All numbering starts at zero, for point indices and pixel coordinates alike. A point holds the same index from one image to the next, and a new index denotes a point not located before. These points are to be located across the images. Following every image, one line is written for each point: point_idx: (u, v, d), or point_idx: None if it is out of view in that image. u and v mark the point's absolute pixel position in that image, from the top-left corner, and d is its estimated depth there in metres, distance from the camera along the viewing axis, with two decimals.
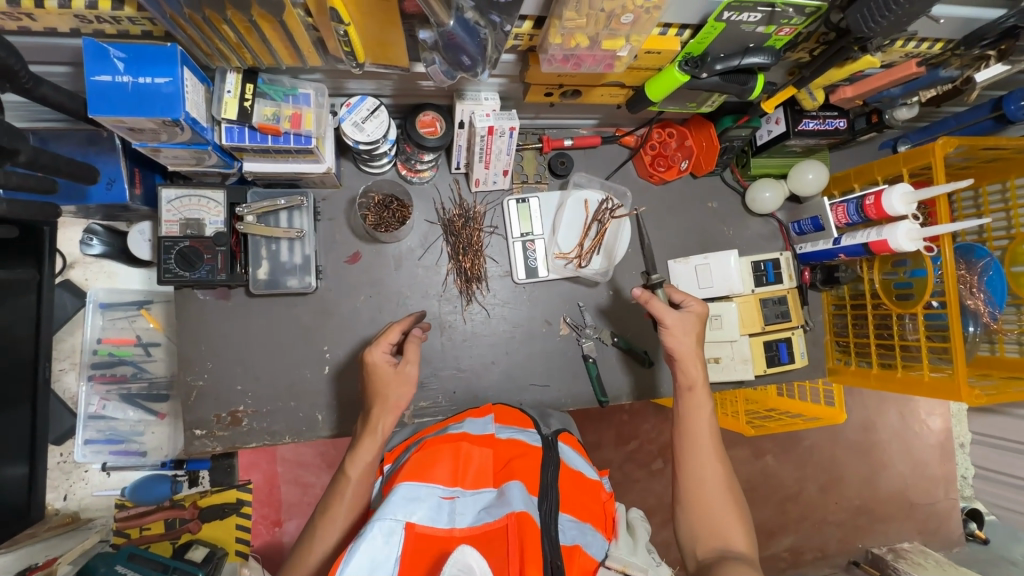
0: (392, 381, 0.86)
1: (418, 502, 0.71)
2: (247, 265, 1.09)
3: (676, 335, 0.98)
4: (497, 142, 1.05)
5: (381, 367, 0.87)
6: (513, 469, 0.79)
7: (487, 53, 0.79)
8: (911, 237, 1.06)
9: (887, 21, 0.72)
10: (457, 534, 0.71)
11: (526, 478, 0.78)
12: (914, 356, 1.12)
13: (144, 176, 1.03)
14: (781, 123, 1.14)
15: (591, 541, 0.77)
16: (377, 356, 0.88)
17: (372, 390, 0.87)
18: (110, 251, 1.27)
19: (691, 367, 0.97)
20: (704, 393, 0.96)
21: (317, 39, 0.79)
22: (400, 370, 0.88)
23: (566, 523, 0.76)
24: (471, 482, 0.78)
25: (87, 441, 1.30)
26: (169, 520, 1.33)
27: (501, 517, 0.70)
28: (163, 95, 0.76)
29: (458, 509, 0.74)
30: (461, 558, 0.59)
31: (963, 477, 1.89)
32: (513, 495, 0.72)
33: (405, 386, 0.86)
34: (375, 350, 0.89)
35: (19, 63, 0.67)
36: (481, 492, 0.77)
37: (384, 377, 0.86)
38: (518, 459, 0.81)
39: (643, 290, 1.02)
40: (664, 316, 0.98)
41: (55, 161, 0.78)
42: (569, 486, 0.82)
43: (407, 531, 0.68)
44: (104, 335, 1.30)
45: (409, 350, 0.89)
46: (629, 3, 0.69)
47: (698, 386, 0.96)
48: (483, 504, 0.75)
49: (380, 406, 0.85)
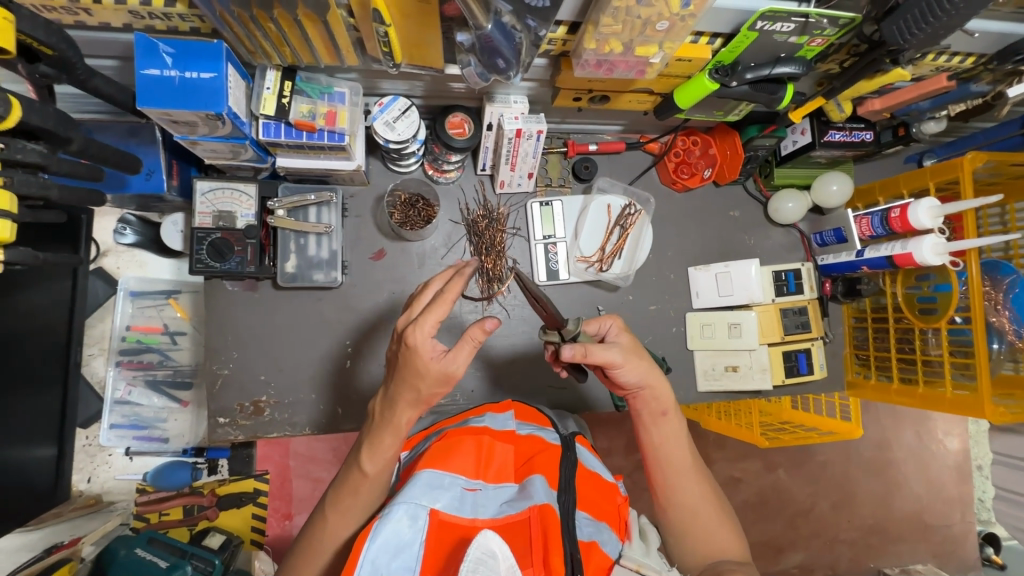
0: (430, 375, 0.73)
1: (441, 490, 0.72)
2: (275, 258, 1.11)
3: (631, 371, 0.83)
4: (524, 144, 1.06)
5: (422, 356, 0.72)
6: (534, 464, 0.81)
7: (521, 57, 0.81)
8: (936, 251, 1.05)
9: (923, 34, 0.72)
10: (480, 523, 0.71)
11: (547, 473, 0.79)
12: (936, 372, 1.11)
13: (181, 168, 1.06)
14: (807, 133, 1.14)
15: (608, 538, 0.77)
16: (420, 342, 0.72)
17: (402, 373, 0.75)
18: (142, 241, 1.30)
19: (660, 391, 0.86)
20: (676, 416, 0.88)
21: (356, 39, 0.82)
22: (444, 367, 0.73)
23: (583, 519, 0.77)
24: (492, 476, 0.80)
25: (112, 425, 1.34)
26: (187, 506, 1.36)
27: (524, 510, 0.72)
28: (207, 90, 0.79)
29: (480, 501, 0.75)
30: (484, 542, 0.59)
31: (981, 500, 1.89)
32: (536, 488, 0.74)
33: (440, 384, 0.74)
34: (419, 332, 0.72)
35: (77, 55, 0.70)
36: (502, 486, 0.79)
37: (421, 370, 0.73)
38: (539, 456, 0.83)
39: (574, 346, 0.80)
40: (608, 359, 0.81)
41: (103, 151, 0.81)
42: (586, 485, 0.83)
43: (431, 517, 0.70)
44: (132, 323, 1.33)
45: (460, 348, 0.74)
46: (666, 10, 0.70)
47: (670, 410, 0.88)
48: (504, 498, 0.76)
49: (409, 393, 0.75)
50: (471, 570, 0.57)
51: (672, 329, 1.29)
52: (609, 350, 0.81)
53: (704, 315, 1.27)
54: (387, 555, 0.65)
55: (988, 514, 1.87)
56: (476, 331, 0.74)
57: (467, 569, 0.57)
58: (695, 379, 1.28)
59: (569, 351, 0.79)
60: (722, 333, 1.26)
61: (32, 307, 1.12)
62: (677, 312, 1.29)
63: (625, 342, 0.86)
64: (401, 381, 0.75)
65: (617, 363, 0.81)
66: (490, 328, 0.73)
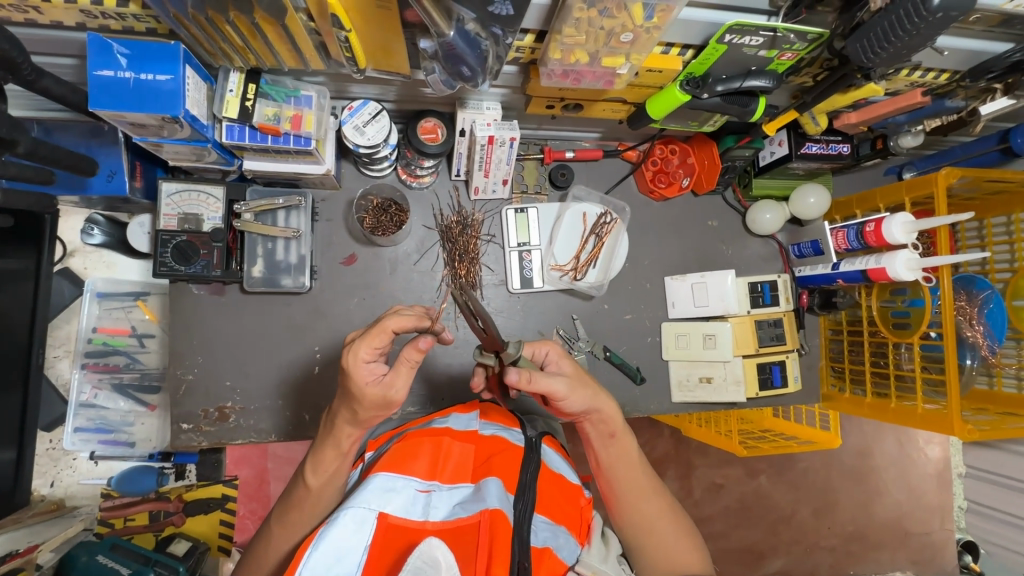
0: (365, 399, 0.72)
1: (393, 493, 0.73)
2: (242, 261, 1.10)
3: (576, 401, 0.79)
4: (497, 151, 1.05)
5: (357, 378, 0.72)
6: (492, 465, 0.80)
7: (487, 64, 0.79)
8: (909, 267, 1.05)
9: (886, 53, 0.71)
10: (429, 526, 0.71)
11: (504, 475, 0.78)
12: (909, 387, 1.10)
13: (146, 169, 1.04)
14: (784, 145, 1.13)
15: (563, 543, 0.76)
16: (356, 361, 0.72)
17: (342, 392, 0.75)
18: (109, 242, 1.28)
19: (607, 412, 0.83)
20: (626, 435, 0.86)
21: (319, 43, 0.80)
22: (379, 391, 0.72)
23: (540, 524, 0.76)
24: (448, 477, 0.80)
25: (77, 429, 1.31)
26: (153, 512, 1.35)
27: (475, 514, 0.71)
28: (164, 92, 0.77)
29: (433, 503, 0.75)
30: (427, 550, 0.60)
31: (960, 507, 1.86)
32: (489, 491, 0.73)
33: (376, 409, 0.73)
34: (353, 355, 0.72)
35: (22, 55, 0.68)
36: (457, 487, 0.78)
37: (356, 394, 0.72)
38: (498, 456, 0.82)
39: (521, 372, 0.75)
40: (554, 387, 0.77)
41: (55, 153, 0.79)
42: (548, 485, 0.82)
43: (380, 521, 0.70)
44: (98, 325, 1.30)
45: (397, 370, 0.73)
46: (629, 22, 0.69)
47: (619, 431, 0.86)
48: (457, 498, 0.76)
49: (347, 412, 0.75)
50: None
51: (648, 339, 1.28)
52: (553, 377, 0.78)
53: (679, 326, 1.26)
54: (330, 561, 0.65)
55: None
56: (411, 350, 0.72)
57: None
58: (670, 389, 1.27)
59: (515, 376, 0.74)
60: (697, 344, 1.25)
61: None
62: (653, 321, 1.29)
63: (569, 369, 0.82)
64: (342, 401, 0.75)
65: (562, 391, 0.78)
66: (427, 346, 0.71)
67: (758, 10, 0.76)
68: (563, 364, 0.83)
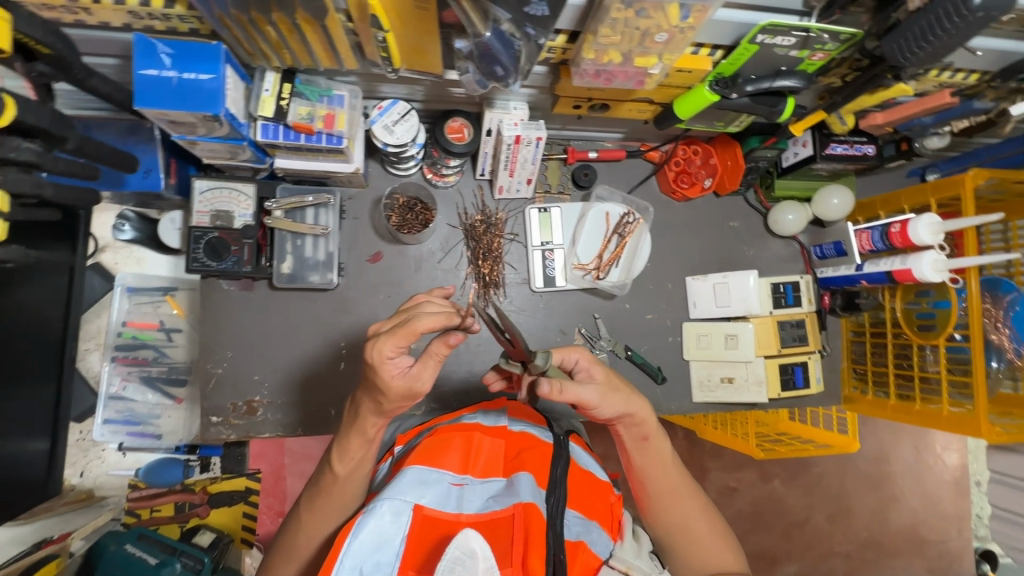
0: (392, 391, 0.71)
1: (427, 485, 0.74)
2: (271, 258, 1.11)
3: (608, 408, 0.80)
4: (523, 150, 1.06)
5: (383, 372, 0.70)
6: (522, 461, 0.82)
7: (519, 65, 0.80)
8: (936, 268, 1.04)
9: (923, 52, 0.71)
10: (464, 518, 0.72)
11: (536, 471, 0.80)
12: (934, 389, 1.09)
13: (179, 167, 1.07)
14: (808, 146, 1.14)
15: (597, 538, 0.77)
16: (381, 355, 0.70)
17: (366, 382, 0.74)
18: (139, 238, 1.30)
19: (641, 415, 0.83)
20: (659, 438, 0.86)
21: (356, 43, 0.81)
22: (407, 384, 0.71)
23: (572, 519, 0.77)
24: (480, 470, 0.81)
25: (106, 421, 1.35)
26: (179, 503, 1.37)
27: (509, 507, 0.73)
28: (204, 91, 0.79)
29: (466, 496, 0.76)
30: (464, 542, 0.61)
31: (978, 516, 1.85)
32: (522, 486, 0.75)
33: (402, 400, 0.73)
34: (378, 350, 0.70)
35: (74, 55, 0.70)
36: (490, 480, 0.80)
37: (382, 387, 0.71)
38: (528, 452, 0.84)
39: (551, 383, 0.74)
40: (584, 397, 0.77)
41: (99, 150, 0.82)
42: (579, 482, 0.83)
43: (416, 512, 0.71)
44: (128, 319, 1.34)
45: (424, 363, 0.72)
46: (664, 23, 0.70)
47: (653, 434, 0.86)
48: (491, 492, 0.77)
49: (372, 403, 0.75)
50: (448, 569, 0.59)
51: (668, 339, 1.28)
52: (583, 387, 0.77)
53: (701, 326, 1.27)
54: (369, 549, 0.67)
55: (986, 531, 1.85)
56: (439, 346, 0.71)
57: (444, 569, 0.59)
58: (690, 389, 1.27)
59: (548, 387, 0.73)
60: (718, 344, 1.25)
61: (26, 303, 1.11)
62: (674, 321, 1.29)
63: (600, 378, 0.81)
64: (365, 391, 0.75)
65: (593, 401, 0.78)
66: (456, 341, 0.71)
67: (790, 11, 0.76)
68: (592, 371, 0.81)
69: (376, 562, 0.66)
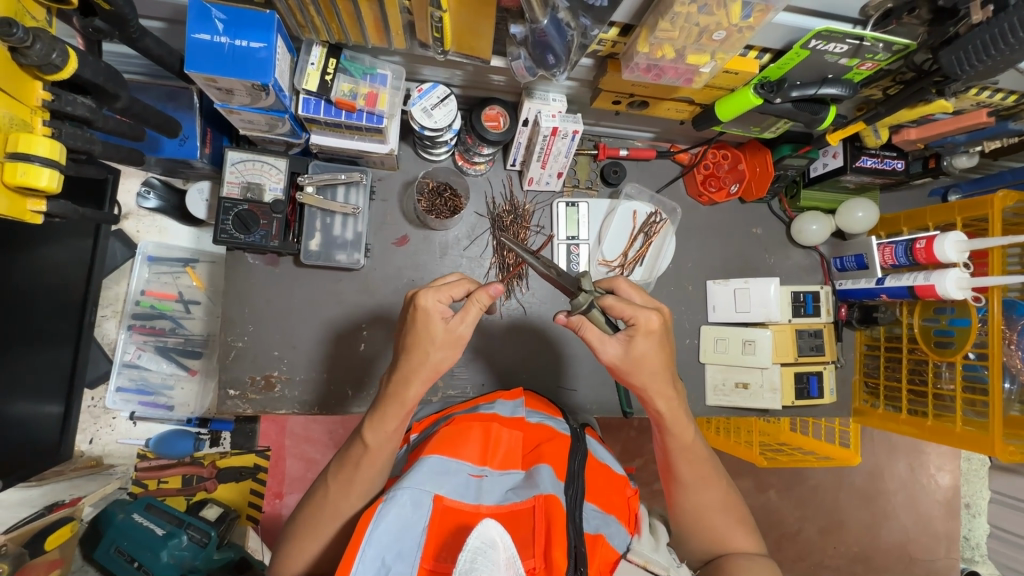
0: (440, 338, 0.75)
1: (446, 476, 0.74)
2: (299, 235, 1.11)
3: (636, 374, 0.80)
4: (558, 143, 1.05)
5: (434, 319, 0.75)
6: (542, 453, 0.82)
7: (571, 54, 0.81)
8: (959, 286, 1.03)
9: (982, 66, 0.72)
10: (483, 510, 0.72)
11: (555, 462, 0.79)
12: (947, 406, 1.09)
13: (214, 137, 1.07)
14: (839, 157, 1.13)
15: (614, 532, 0.78)
16: (431, 303, 0.75)
17: (412, 341, 0.76)
18: (164, 207, 1.33)
19: (658, 403, 0.83)
20: (677, 418, 0.85)
21: (408, 22, 0.81)
22: (455, 329, 0.76)
23: (591, 512, 0.77)
24: (498, 463, 0.80)
25: (119, 389, 1.38)
26: (186, 476, 1.39)
27: (529, 499, 0.72)
28: (255, 59, 0.79)
29: (485, 487, 0.76)
30: (484, 531, 0.59)
31: (967, 539, 1.87)
32: (542, 478, 0.75)
33: (450, 349, 0.76)
34: (433, 295, 0.75)
35: (132, 13, 0.69)
36: (508, 472, 0.79)
37: (430, 330, 0.75)
38: (547, 444, 0.84)
39: (568, 317, 0.82)
40: (601, 352, 0.80)
41: (146, 112, 0.82)
42: (596, 476, 0.83)
43: (435, 503, 0.70)
44: (148, 288, 1.38)
45: (468, 309, 0.76)
46: (725, 20, 0.70)
47: (669, 415, 0.85)
48: (510, 484, 0.77)
49: (414, 365, 0.76)
50: (469, 560, 0.57)
51: (686, 341, 1.29)
52: (607, 342, 0.80)
53: (719, 330, 1.27)
54: (392, 536, 0.67)
55: (973, 553, 1.86)
56: (483, 294, 0.76)
57: (464, 559, 0.57)
58: (704, 392, 1.28)
59: (563, 320, 0.82)
60: (735, 349, 1.26)
61: (50, 264, 1.10)
62: (692, 323, 1.30)
63: (635, 351, 0.78)
64: (406, 359, 0.76)
65: (607, 361, 0.81)
66: (497, 292, 0.77)
67: (846, 18, 0.77)
68: (637, 339, 0.78)
69: (397, 552, 0.66)
